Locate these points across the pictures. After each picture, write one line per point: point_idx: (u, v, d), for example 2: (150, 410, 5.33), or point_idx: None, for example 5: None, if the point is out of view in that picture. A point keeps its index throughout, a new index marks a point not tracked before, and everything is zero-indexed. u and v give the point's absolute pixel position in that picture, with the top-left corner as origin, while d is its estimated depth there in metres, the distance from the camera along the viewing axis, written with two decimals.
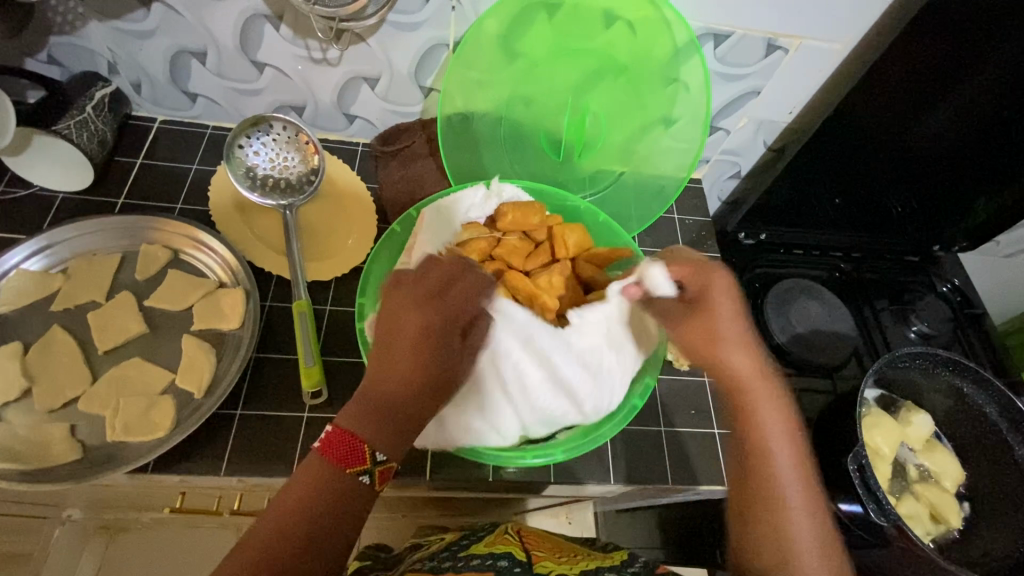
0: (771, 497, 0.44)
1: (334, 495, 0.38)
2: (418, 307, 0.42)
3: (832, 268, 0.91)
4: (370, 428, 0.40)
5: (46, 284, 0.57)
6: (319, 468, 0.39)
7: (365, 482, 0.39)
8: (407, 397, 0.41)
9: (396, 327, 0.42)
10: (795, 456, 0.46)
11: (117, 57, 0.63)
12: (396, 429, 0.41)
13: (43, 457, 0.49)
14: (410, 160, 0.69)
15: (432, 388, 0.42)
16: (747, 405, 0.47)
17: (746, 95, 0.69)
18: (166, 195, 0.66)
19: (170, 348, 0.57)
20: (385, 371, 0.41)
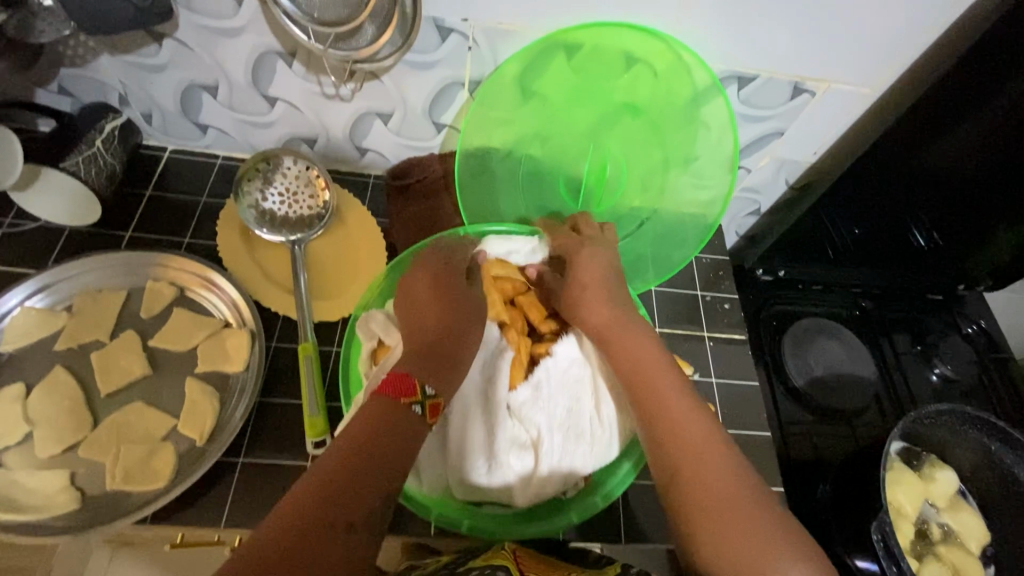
0: (680, 439, 0.42)
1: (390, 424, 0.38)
2: (428, 270, 0.50)
3: (852, 306, 0.87)
4: (420, 367, 0.43)
5: (50, 322, 0.56)
6: (379, 405, 0.39)
7: (419, 413, 0.40)
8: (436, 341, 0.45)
9: (417, 295, 0.49)
10: (684, 395, 0.45)
11: (127, 89, 0.62)
12: (440, 367, 0.44)
13: (42, 506, 0.48)
14: (422, 194, 0.67)
15: (457, 330, 0.46)
16: (616, 348, 0.48)
17: (769, 136, 0.67)
18: (174, 228, 0.65)
19: (172, 391, 0.55)
20: (417, 328, 0.46)
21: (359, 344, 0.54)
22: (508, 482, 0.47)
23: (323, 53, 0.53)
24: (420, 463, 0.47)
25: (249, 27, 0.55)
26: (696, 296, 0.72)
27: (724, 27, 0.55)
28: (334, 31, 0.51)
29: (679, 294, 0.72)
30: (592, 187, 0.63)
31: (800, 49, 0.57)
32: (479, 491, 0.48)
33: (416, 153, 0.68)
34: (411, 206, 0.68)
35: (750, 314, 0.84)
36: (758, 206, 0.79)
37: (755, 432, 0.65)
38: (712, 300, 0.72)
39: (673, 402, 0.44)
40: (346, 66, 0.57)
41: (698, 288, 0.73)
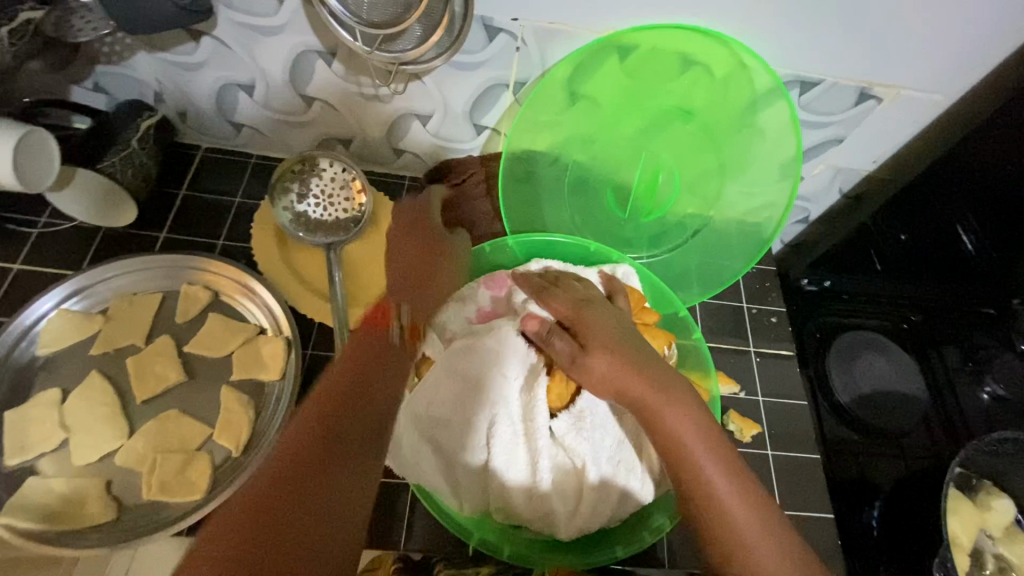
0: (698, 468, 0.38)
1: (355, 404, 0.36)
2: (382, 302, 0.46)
3: (899, 320, 0.83)
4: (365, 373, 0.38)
5: (85, 326, 0.55)
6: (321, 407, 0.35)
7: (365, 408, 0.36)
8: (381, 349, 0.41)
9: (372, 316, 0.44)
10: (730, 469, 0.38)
11: (163, 87, 0.60)
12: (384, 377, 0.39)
13: (77, 516, 0.47)
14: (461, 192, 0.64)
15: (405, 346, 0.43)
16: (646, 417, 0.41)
17: (827, 144, 0.63)
18: (209, 229, 0.64)
19: (208, 399, 0.54)
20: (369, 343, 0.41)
21: None
22: (555, 510, 0.45)
23: (365, 55, 0.51)
24: (462, 484, 0.45)
25: (289, 25, 0.53)
26: (741, 309, 0.70)
27: (791, 29, 0.52)
28: (381, 33, 0.49)
29: (723, 306, 0.70)
30: (646, 194, 0.61)
31: (870, 52, 0.53)
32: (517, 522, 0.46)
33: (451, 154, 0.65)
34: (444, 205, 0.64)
35: (794, 324, 0.81)
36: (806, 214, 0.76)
37: (802, 453, 0.62)
38: (758, 313, 0.70)
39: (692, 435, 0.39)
40: (389, 69, 0.55)
41: (743, 300, 0.70)
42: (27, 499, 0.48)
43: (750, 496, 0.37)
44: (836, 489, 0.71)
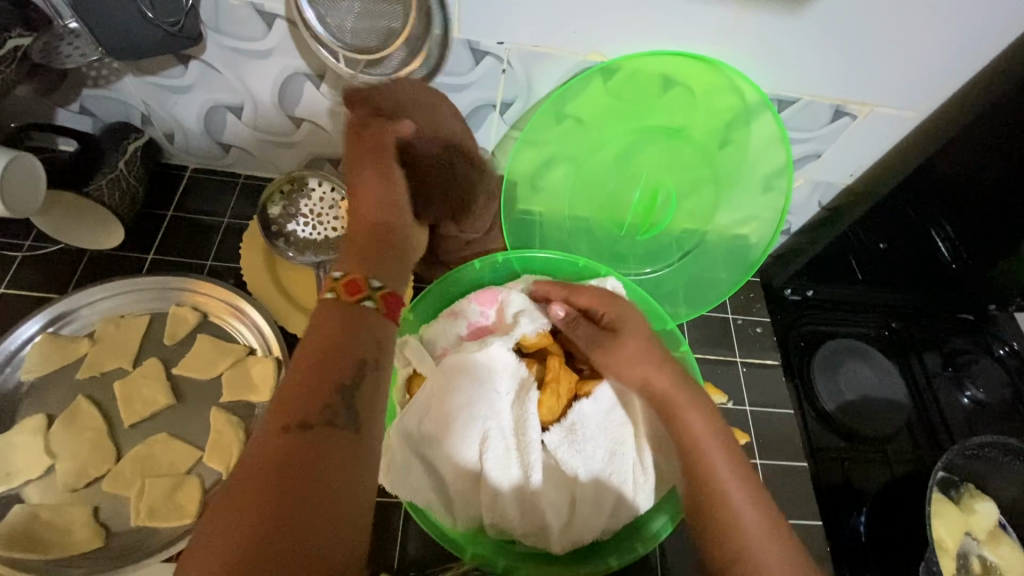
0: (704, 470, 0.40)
1: (307, 437, 0.31)
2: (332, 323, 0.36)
3: (880, 326, 0.85)
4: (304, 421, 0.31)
5: (71, 350, 0.55)
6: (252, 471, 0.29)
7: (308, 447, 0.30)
8: (327, 381, 0.33)
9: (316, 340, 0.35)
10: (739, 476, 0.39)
11: (151, 110, 0.60)
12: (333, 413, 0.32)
13: (64, 544, 0.47)
14: (428, 166, 0.51)
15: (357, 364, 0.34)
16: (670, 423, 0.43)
17: (805, 159, 0.65)
18: (197, 250, 0.64)
19: (198, 421, 0.54)
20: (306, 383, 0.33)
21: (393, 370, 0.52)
22: (548, 526, 0.45)
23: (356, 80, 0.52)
24: (455, 500, 0.46)
25: (278, 49, 0.54)
26: (727, 319, 0.71)
27: (768, 49, 0.53)
28: (364, 56, 0.50)
29: (709, 317, 0.71)
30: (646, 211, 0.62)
31: (843, 72, 0.55)
32: (510, 536, 0.46)
33: (409, 106, 0.51)
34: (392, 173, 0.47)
35: (779, 334, 0.82)
36: (787, 225, 0.78)
37: (789, 460, 0.64)
38: (743, 324, 0.71)
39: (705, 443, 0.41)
40: None
41: (728, 311, 0.72)
42: (12, 527, 0.47)
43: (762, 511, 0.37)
44: (824, 495, 0.72)
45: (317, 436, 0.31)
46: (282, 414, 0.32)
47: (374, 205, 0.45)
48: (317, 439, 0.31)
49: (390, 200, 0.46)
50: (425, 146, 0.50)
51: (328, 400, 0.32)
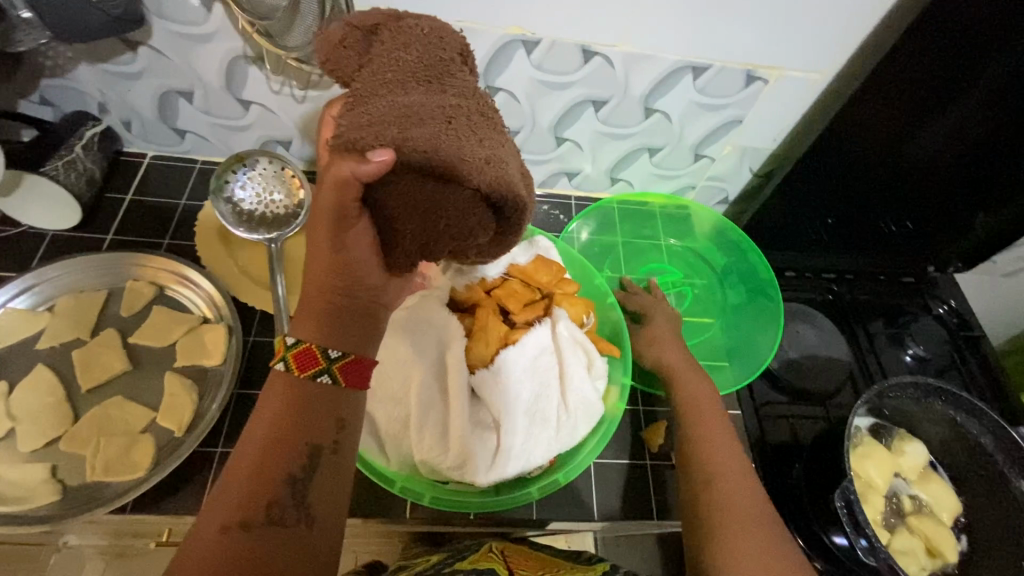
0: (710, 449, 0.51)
1: (261, 521, 0.35)
2: (285, 395, 0.38)
3: (825, 290, 0.89)
4: (252, 499, 0.35)
5: (33, 322, 0.58)
6: (210, 545, 0.34)
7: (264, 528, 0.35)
8: (279, 462, 0.36)
9: (271, 417, 0.38)
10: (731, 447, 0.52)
11: (106, 98, 0.64)
12: (285, 490, 0.36)
13: (22, 498, 0.49)
14: (394, 204, 0.36)
15: (310, 445, 0.37)
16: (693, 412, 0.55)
17: (729, 124, 0.69)
18: (156, 230, 0.67)
19: (153, 385, 0.57)
20: (259, 460, 0.36)
21: None
22: (474, 463, 0.48)
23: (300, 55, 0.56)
24: (388, 440, 0.49)
25: (220, 33, 0.57)
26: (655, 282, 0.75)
27: (678, 19, 0.57)
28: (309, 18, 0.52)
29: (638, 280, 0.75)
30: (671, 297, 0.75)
31: (750, 38, 0.59)
32: (441, 477, 0.48)
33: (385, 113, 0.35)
34: (371, 229, 0.37)
35: None
36: (726, 194, 0.82)
37: None
38: None
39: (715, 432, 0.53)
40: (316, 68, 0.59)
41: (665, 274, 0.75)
42: None
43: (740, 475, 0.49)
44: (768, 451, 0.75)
45: (262, 532, 0.35)
46: (226, 508, 0.35)
47: (329, 265, 0.38)
48: (263, 532, 0.35)
49: (349, 269, 0.38)
50: (397, 174, 0.35)
51: (275, 496, 0.36)
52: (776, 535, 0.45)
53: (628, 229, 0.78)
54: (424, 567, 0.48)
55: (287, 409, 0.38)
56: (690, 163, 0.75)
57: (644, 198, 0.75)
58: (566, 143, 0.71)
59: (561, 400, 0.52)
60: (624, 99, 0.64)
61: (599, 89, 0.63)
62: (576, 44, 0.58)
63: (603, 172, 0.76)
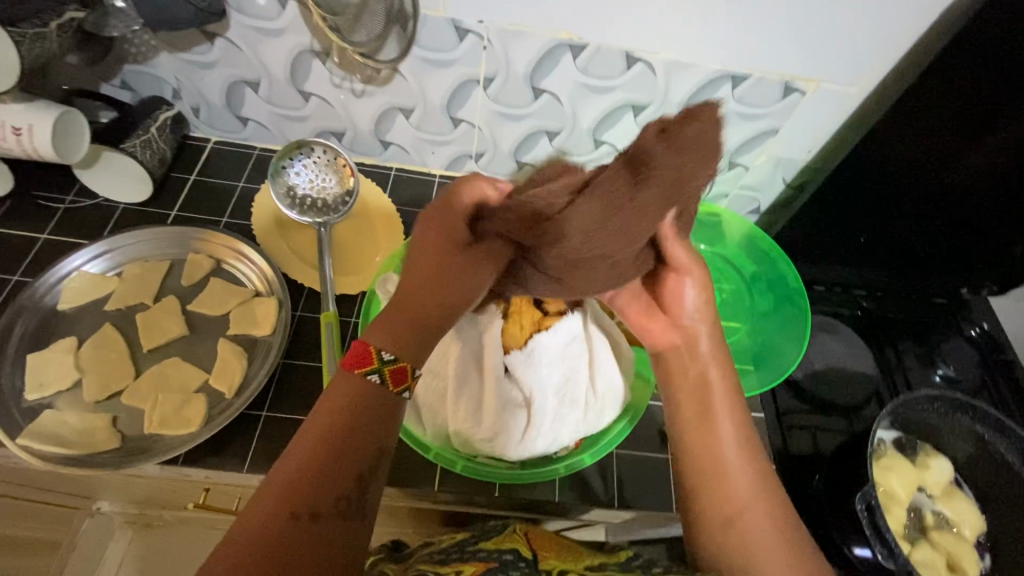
0: (717, 452, 0.45)
1: (314, 512, 0.35)
2: (359, 386, 0.39)
3: (854, 305, 0.90)
4: (313, 483, 0.36)
5: (102, 285, 0.63)
6: (272, 508, 0.34)
7: (319, 518, 0.35)
8: (349, 453, 0.37)
9: (345, 405, 0.39)
10: (742, 429, 0.46)
11: (181, 85, 0.69)
12: (342, 486, 0.36)
13: (85, 443, 0.53)
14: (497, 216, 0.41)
15: (375, 447, 0.38)
16: (705, 405, 0.47)
17: (764, 134, 0.71)
18: (215, 209, 0.72)
19: (207, 350, 0.61)
20: (329, 441, 0.37)
21: (380, 300, 0.62)
22: (507, 436, 0.51)
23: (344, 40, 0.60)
24: (426, 409, 0.52)
25: (290, 29, 0.62)
26: None
27: (720, 31, 0.59)
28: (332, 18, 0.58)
29: None
30: None
31: (790, 50, 0.61)
32: (472, 447, 0.52)
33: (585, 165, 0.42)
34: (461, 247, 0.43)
35: None
36: (757, 203, 0.83)
37: None
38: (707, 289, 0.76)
39: (729, 429, 0.46)
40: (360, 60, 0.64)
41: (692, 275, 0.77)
42: (41, 426, 0.54)
43: (755, 472, 0.44)
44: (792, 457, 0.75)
45: (325, 522, 0.35)
46: (283, 489, 0.35)
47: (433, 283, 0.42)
48: (324, 525, 0.35)
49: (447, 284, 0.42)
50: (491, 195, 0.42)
51: (343, 490, 0.36)
52: (795, 541, 0.41)
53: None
54: (447, 544, 0.48)
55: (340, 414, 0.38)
56: (724, 171, 0.77)
57: None
58: (604, 146, 0.73)
59: (591, 384, 0.54)
60: (663, 105, 0.67)
61: (640, 94, 0.66)
62: (621, 50, 0.61)
63: None
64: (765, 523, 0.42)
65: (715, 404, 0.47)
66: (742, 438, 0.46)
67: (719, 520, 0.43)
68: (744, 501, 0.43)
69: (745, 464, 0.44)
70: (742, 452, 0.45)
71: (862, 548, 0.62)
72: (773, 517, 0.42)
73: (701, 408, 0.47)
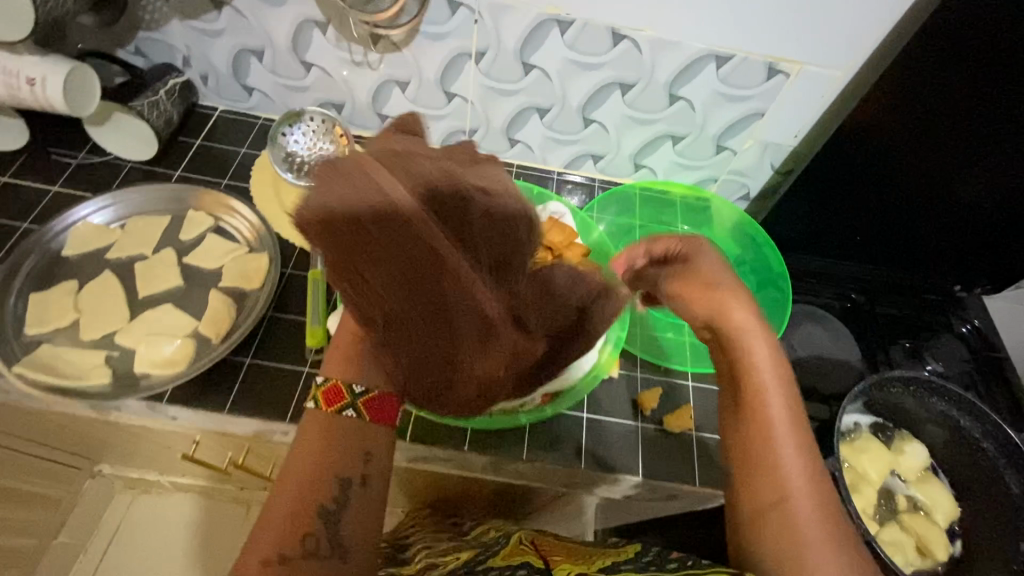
0: (762, 435, 0.44)
1: (291, 553, 0.38)
2: (318, 428, 0.43)
3: (844, 298, 0.89)
4: (284, 527, 0.39)
5: (105, 234, 0.66)
6: (254, 561, 0.38)
7: (297, 559, 0.38)
8: (317, 488, 0.41)
9: (309, 448, 0.42)
10: (790, 408, 0.45)
11: (191, 53, 0.73)
12: (316, 522, 0.40)
13: (77, 377, 0.56)
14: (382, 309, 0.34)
15: (337, 474, 0.41)
16: (749, 387, 0.46)
17: (751, 117, 0.72)
18: (217, 171, 0.75)
19: (199, 299, 0.64)
20: (299, 485, 0.41)
21: None
22: None
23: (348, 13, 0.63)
24: None
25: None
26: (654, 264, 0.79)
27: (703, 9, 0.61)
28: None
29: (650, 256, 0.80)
30: None
31: (774, 31, 0.63)
32: None
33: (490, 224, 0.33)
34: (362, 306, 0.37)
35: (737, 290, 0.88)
36: (747, 190, 0.84)
37: None
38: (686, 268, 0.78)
39: (775, 408, 0.44)
40: (372, 33, 0.67)
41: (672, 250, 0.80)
42: (38, 358, 0.57)
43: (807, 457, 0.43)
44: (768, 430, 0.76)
45: (303, 562, 0.39)
46: (266, 541, 0.39)
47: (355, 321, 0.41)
48: (302, 564, 0.38)
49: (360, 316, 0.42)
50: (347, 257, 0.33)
51: (312, 526, 0.40)
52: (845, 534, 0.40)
53: (646, 214, 0.81)
54: (457, 565, 0.50)
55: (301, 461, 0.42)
56: (712, 154, 0.78)
57: (666, 185, 0.82)
58: (593, 125, 0.75)
59: None
60: (650, 84, 0.69)
61: (627, 72, 0.68)
62: (606, 26, 0.63)
63: (627, 158, 0.80)
64: (815, 512, 0.40)
65: (756, 381, 0.46)
66: (789, 419, 0.44)
67: (766, 510, 0.41)
68: (796, 486, 0.41)
69: (796, 451, 0.43)
70: (794, 439, 0.43)
71: None
72: (822, 505, 0.41)
73: (733, 385, 0.47)
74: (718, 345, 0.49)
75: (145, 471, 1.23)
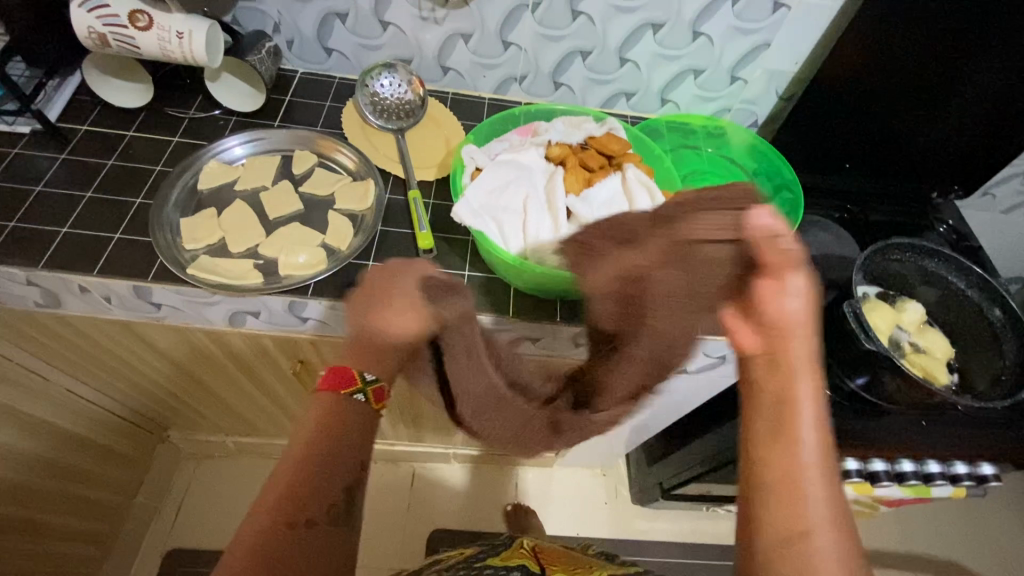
0: (789, 467, 0.42)
1: (301, 515, 0.47)
2: (338, 408, 0.51)
3: (840, 209, 0.99)
4: (306, 491, 0.48)
5: (230, 171, 0.77)
6: (266, 518, 0.46)
7: (316, 524, 0.48)
8: (336, 466, 0.49)
9: (336, 429, 0.51)
10: (820, 431, 0.43)
11: (281, 19, 0.85)
12: (324, 494, 0.49)
13: (239, 279, 0.69)
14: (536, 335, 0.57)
15: (358, 458, 0.51)
16: (783, 414, 0.43)
17: (759, 48, 0.87)
18: (309, 121, 0.87)
19: (318, 219, 0.76)
20: (321, 455, 0.49)
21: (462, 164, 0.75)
22: None
23: None
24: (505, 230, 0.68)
25: None
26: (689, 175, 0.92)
27: None
28: None
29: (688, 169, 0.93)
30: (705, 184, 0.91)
31: None
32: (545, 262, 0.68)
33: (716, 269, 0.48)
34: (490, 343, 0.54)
35: None
36: (755, 117, 0.99)
37: None
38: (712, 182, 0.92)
39: (808, 435, 0.43)
40: None
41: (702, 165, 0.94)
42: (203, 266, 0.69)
43: (837, 504, 0.42)
44: None
45: (307, 529, 0.47)
46: (278, 508, 0.47)
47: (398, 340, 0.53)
48: (314, 531, 0.47)
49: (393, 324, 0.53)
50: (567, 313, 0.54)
51: (331, 502, 0.49)
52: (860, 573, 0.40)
53: (673, 140, 0.95)
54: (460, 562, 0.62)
55: (310, 448, 0.50)
56: (727, 85, 0.93)
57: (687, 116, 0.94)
58: (627, 64, 0.89)
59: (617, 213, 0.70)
60: (677, 23, 0.83)
61: (658, 13, 0.82)
62: None
63: (655, 93, 0.94)
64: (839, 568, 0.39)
65: (791, 404, 0.43)
66: (822, 450, 0.43)
67: (784, 543, 0.41)
68: (819, 528, 0.41)
69: (824, 491, 0.42)
70: (828, 492, 0.42)
71: (859, 378, 0.78)
72: (842, 549, 0.40)
73: (777, 426, 0.44)
74: (752, 360, 0.46)
75: (212, 432, 1.32)
